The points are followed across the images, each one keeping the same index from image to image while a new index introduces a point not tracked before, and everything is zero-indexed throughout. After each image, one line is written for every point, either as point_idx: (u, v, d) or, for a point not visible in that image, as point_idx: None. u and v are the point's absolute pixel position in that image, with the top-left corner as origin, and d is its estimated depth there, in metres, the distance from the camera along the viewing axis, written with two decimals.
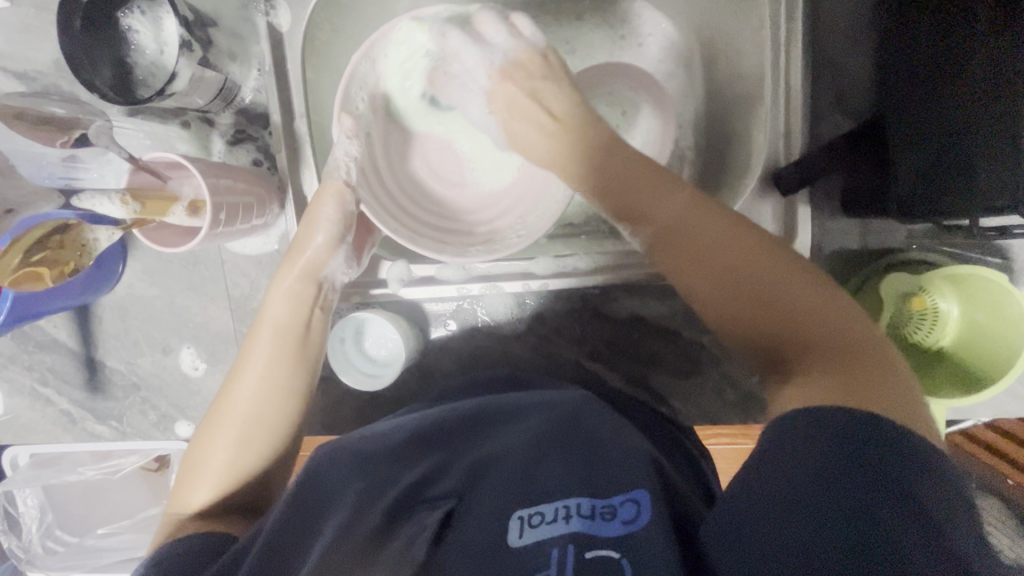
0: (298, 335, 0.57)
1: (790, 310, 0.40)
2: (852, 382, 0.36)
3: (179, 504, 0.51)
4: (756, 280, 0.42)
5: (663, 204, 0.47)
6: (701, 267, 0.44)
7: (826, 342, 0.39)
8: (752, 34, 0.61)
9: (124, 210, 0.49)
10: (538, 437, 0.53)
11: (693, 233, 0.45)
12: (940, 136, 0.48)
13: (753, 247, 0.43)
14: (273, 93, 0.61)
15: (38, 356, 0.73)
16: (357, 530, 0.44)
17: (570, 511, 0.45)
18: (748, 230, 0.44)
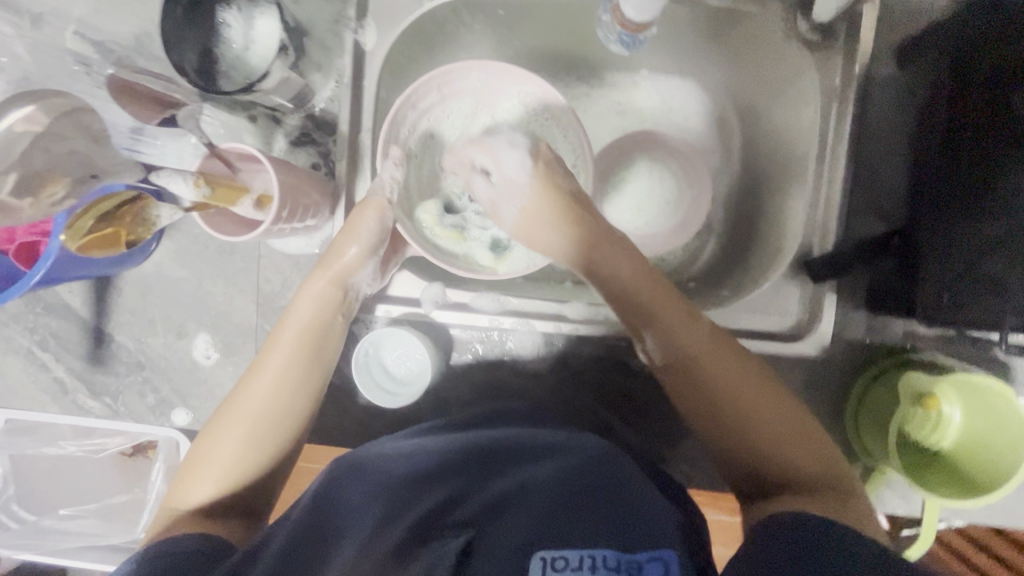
0: (320, 335, 0.57)
1: (739, 414, 0.50)
2: (805, 500, 0.45)
3: (177, 497, 0.51)
4: (722, 399, 0.51)
5: (689, 343, 0.53)
6: (722, 411, 0.51)
7: (794, 464, 0.48)
8: (797, 126, 0.65)
9: (194, 193, 0.50)
10: (566, 480, 0.52)
11: (728, 384, 0.51)
12: (966, 255, 0.52)
13: (755, 395, 0.50)
14: (346, 105, 0.63)
15: (44, 319, 0.71)
16: (382, 544, 0.47)
17: (596, 561, 0.46)
18: (725, 346, 0.53)
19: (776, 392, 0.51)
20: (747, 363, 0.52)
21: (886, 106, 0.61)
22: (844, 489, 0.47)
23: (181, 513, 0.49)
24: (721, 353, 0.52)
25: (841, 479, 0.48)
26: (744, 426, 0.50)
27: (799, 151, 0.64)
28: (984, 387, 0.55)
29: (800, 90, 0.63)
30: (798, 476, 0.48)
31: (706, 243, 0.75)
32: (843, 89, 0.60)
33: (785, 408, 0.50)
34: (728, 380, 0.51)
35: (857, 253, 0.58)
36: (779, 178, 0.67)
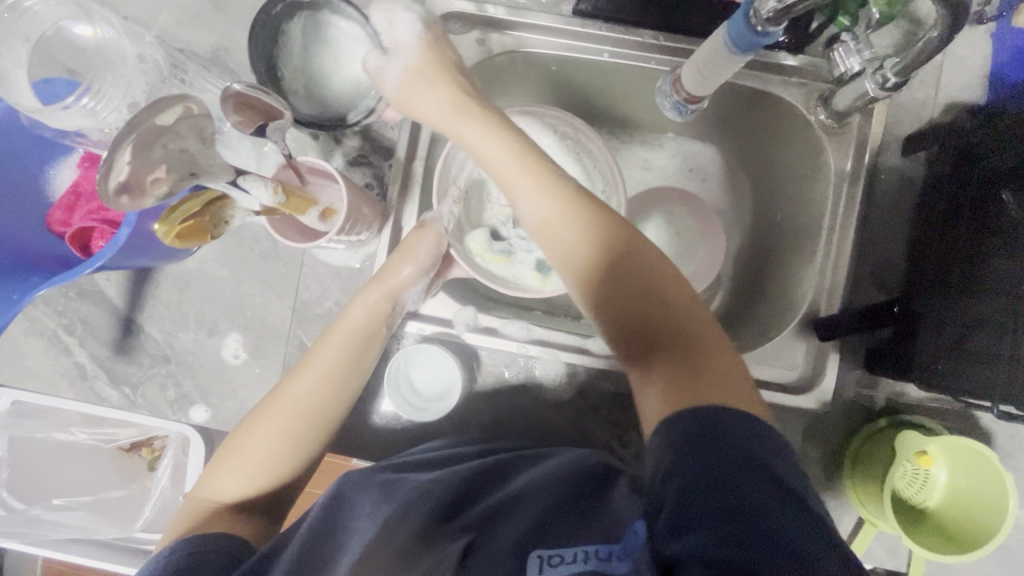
0: (365, 344, 0.60)
1: (666, 317, 0.52)
2: (679, 376, 0.49)
3: (210, 488, 0.52)
4: (653, 296, 0.53)
5: (573, 247, 0.55)
6: (631, 318, 0.53)
7: (686, 348, 0.51)
8: (809, 198, 0.71)
9: (271, 199, 0.52)
10: (559, 479, 0.52)
11: (643, 269, 0.54)
12: (956, 328, 0.58)
13: (669, 294, 0.53)
14: (405, 134, 0.68)
15: (75, 303, 0.72)
16: (395, 537, 0.47)
17: (588, 554, 0.44)
18: (649, 254, 0.54)
19: (675, 290, 0.53)
20: (666, 268, 0.54)
21: (890, 188, 0.69)
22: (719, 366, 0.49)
23: (215, 506, 0.51)
24: (619, 232, 0.54)
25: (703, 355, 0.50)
26: (665, 321, 0.52)
27: (809, 220, 0.71)
28: (984, 458, 0.59)
29: (814, 166, 0.70)
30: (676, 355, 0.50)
31: (716, 295, 0.81)
32: (852, 171, 0.68)
33: (669, 297, 0.53)
34: (669, 290, 0.53)
35: (861, 318, 0.64)
36: (790, 243, 0.73)
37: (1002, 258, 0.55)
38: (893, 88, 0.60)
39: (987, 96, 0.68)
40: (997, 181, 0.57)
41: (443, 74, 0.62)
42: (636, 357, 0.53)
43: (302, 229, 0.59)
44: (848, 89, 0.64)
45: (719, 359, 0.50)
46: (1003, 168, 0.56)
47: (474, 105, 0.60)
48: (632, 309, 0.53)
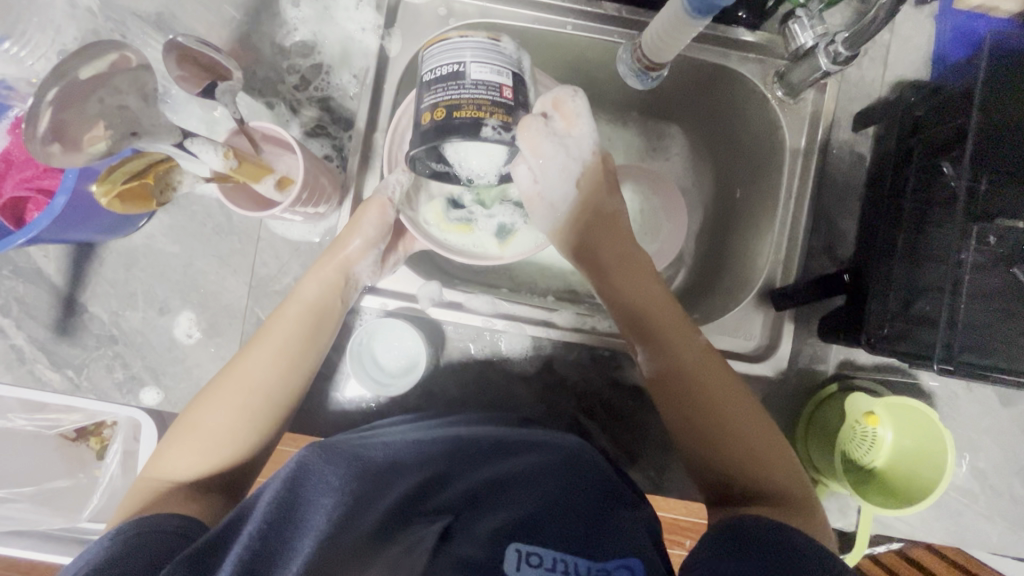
0: (321, 316, 0.58)
1: (742, 442, 0.55)
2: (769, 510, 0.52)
3: (162, 469, 0.50)
4: (726, 422, 0.56)
5: (715, 381, 0.57)
6: (724, 437, 0.56)
7: (769, 486, 0.54)
8: (767, 173, 0.73)
9: (222, 163, 0.50)
10: (547, 473, 0.53)
11: (661, 329, 0.60)
12: (902, 295, 0.61)
13: (755, 423, 0.56)
14: (365, 104, 0.66)
15: (9, 282, 0.68)
16: (359, 527, 0.42)
17: (568, 566, 0.47)
18: (734, 382, 0.58)
19: (756, 422, 0.56)
20: (745, 396, 0.57)
21: (844, 164, 0.71)
22: (806, 507, 0.53)
23: (168, 486, 0.48)
24: (593, 238, 0.63)
25: (787, 496, 0.53)
26: (745, 445, 0.55)
27: (766, 196, 0.73)
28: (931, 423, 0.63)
29: (771, 142, 0.72)
30: (758, 489, 0.54)
31: (677, 272, 0.82)
32: (806, 148, 0.70)
33: (758, 432, 0.56)
34: (749, 419, 0.56)
35: (815, 288, 0.66)
36: (749, 218, 0.75)
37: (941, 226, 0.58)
38: (845, 63, 0.62)
39: (931, 75, 0.71)
40: (938, 152, 0.60)
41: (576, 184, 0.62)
42: (718, 475, 0.56)
43: (256, 198, 0.57)
44: (802, 65, 0.66)
45: (797, 487, 0.54)
46: (946, 140, 0.59)
47: (607, 216, 0.63)
48: (708, 429, 0.56)
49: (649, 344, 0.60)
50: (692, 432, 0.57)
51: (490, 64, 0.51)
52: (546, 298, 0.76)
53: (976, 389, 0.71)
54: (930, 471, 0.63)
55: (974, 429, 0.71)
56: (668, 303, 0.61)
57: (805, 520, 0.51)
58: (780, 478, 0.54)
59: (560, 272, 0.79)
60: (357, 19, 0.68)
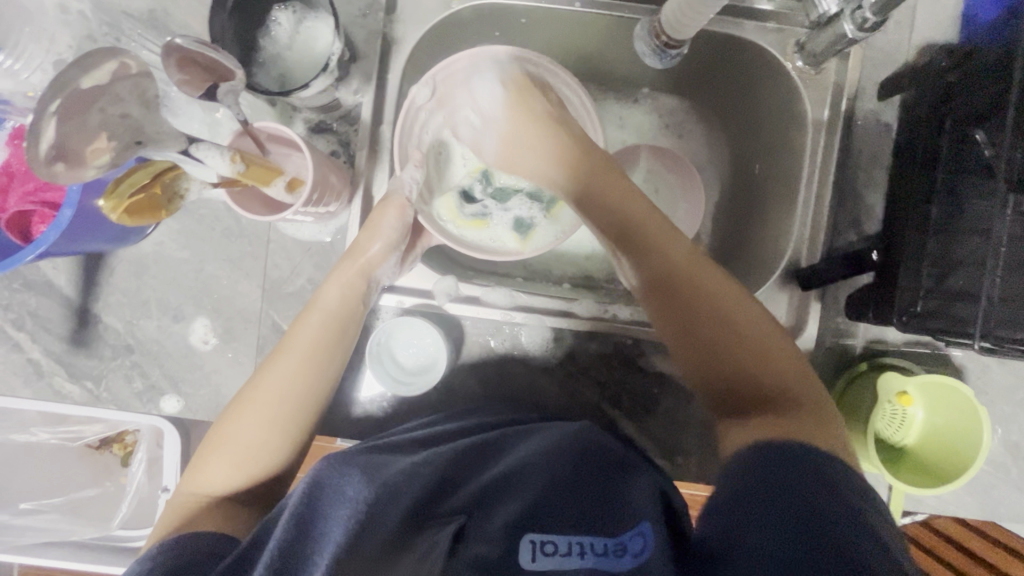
0: (345, 323, 0.56)
1: (739, 345, 0.52)
2: (763, 423, 0.48)
3: (196, 484, 0.49)
4: (712, 312, 0.54)
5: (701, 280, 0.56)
6: (705, 324, 0.54)
7: (770, 391, 0.50)
8: (789, 147, 0.71)
9: (229, 168, 0.48)
10: (554, 459, 0.56)
11: (625, 224, 0.59)
12: (938, 271, 0.59)
13: (748, 321, 0.53)
14: (371, 96, 0.64)
15: (21, 296, 0.67)
16: (379, 531, 0.43)
17: (584, 547, 0.49)
18: (722, 280, 0.56)
19: (750, 313, 0.54)
20: (734, 292, 0.55)
21: (871, 134, 0.68)
22: (807, 406, 0.49)
23: (202, 500, 0.48)
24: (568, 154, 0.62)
25: (780, 394, 0.50)
26: (744, 353, 0.52)
27: (788, 172, 0.70)
28: (964, 400, 0.61)
29: (790, 115, 0.70)
30: (763, 398, 0.50)
31: (696, 253, 0.81)
32: (829, 119, 0.67)
33: (762, 339, 0.53)
34: (742, 321, 0.53)
35: (841, 267, 0.64)
36: (771, 197, 0.73)
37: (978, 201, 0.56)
38: (872, 28, 0.59)
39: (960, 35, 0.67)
40: (974, 119, 0.57)
41: (540, 133, 0.64)
42: (723, 394, 0.52)
43: (267, 201, 0.55)
44: (824, 31, 0.63)
45: (800, 391, 0.50)
46: (983, 106, 0.56)
47: (586, 154, 0.62)
48: (696, 337, 0.54)
49: (634, 251, 0.59)
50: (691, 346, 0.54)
51: None
52: (563, 287, 0.74)
53: (1009, 361, 0.69)
54: (961, 451, 0.61)
55: (1007, 403, 0.70)
56: (644, 207, 0.59)
57: (799, 416, 0.47)
58: (779, 383, 0.50)
59: (575, 259, 0.77)
60: (357, 6, 0.66)
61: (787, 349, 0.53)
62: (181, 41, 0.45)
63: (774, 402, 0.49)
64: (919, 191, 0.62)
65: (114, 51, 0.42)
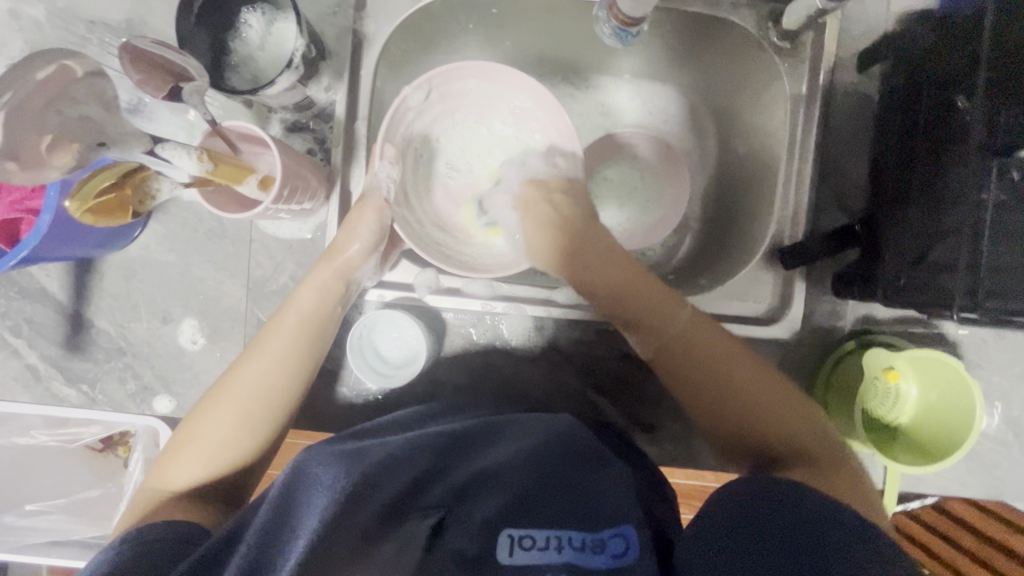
0: (319, 324, 0.57)
1: (754, 408, 0.53)
2: (816, 474, 0.50)
3: (163, 477, 0.50)
4: (732, 382, 0.54)
5: (710, 352, 0.56)
6: (723, 398, 0.54)
7: (794, 449, 0.52)
8: (770, 126, 0.69)
9: (197, 167, 0.48)
10: (539, 456, 0.54)
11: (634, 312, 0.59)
12: (919, 246, 0.58)
13: (747, 380, 0.54)
14: (344, 93, 0.64)
15: (17, 303, 0.69)
16: (355, 522, 0.42)
17: (562, 542, 0.49)
18: (725, 342, 0.56)
19: (767, 377, 0.55)
20: (743, 355, 0.55)
21: (850, 109, 0.67)
22: (831, 464, 0.51)
23: (167, 493, 0.49)
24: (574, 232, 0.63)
25: (808, 453, 0.52)
26: (765, 418, 0.53)
27: (771, 151, 0.69)
28: (956, 376, 0.59)
29: (770, 93, 0.68)
30: (790, 457, 0.52)
31: (683, 238, 0.80)
32: (809, 94, 0.66)
33: (776, 395, 0.54)
34: (755, 386, 0.54)
35: (824, 243, 0.64)
36: (755, 177, 0.71)
37: (956, 171, 0.54)
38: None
39: None
40: (950, 86, 0.55)
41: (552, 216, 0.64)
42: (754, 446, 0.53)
43: (242, 200, 0.56)
44: (798, 3, 0.62)
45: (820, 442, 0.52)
46: (957, 72, 0.54)
47: (593, 239, 0.63)
48: (720, 411, 0.54)
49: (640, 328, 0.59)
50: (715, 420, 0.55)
51: None
52: (548, 276, 0.74)
53: (1007, 336, 0.67)
54: (954, 428, 0.60)
55: (1006, 378, 0.67)
56: (641, 278, 0.60)
57: (828, 478, 0.50)
58: (801, 438, 0.52)
59: None
60: (326, 5, 0.66)
61: (794, 407, 0.54)
62: (135, 40, 0.47)
63: (810, 459, 0.51)
64: (900, 164, 0.61)
65: (62, 52, 0.44)
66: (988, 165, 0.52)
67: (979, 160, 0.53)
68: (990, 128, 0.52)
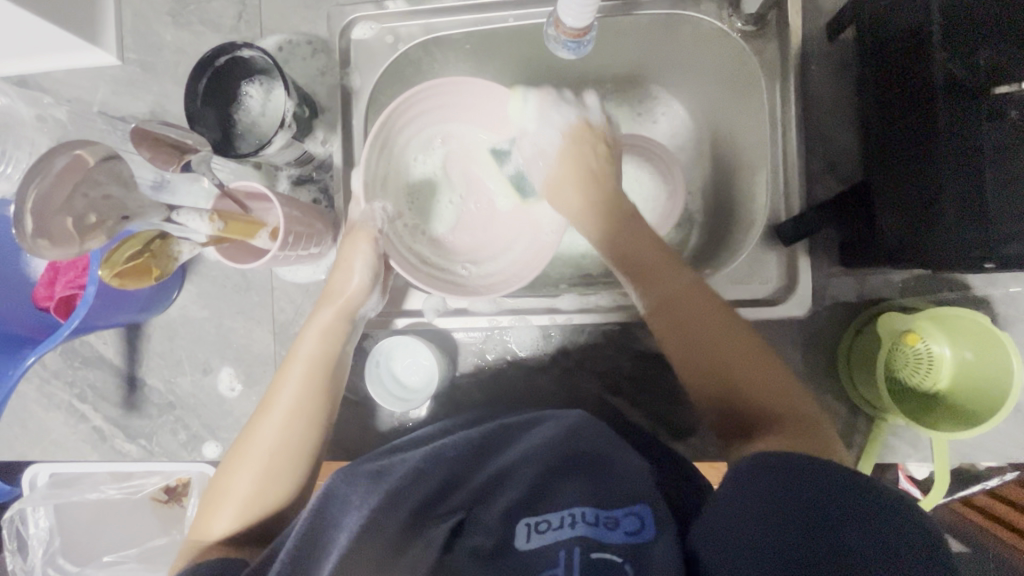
0: (329, 367, 0.59)
1: (743, 370, 0.54)
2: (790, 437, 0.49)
3: (203, 530, 0.53)
4: (718, 341, 0.55)
5: (728, 340, 0.55)
6: (713, 352, 0.55)
7: (775, 409, 0.52)
8: (753, 107, 0.69)
9: (209, 227, 0.54)
10: (553, 456, 0.54)
11: (639, 255, 0.61)
12: (914, 203, 0.56)
13: (741, 340, 0.55)
14: (339, 143, 0.70)
15: (81, 372, 0.77)
16: (384, 530, 0.45)
17: (575, 518, 0.48)
18: (714, 299, 0.58)
19: (752, 342, 0.55)
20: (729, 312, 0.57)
21: (826, 81, 0.67)
22: (812, 427, 0.51)
23: (204, 545, 0.52)
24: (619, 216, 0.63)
25: (787, 414, 0.52)
26: (750, 377, 0.54)
27: (755, 131, 0.69)
28: (992, 333, 0.56)
29: (747, 76, 0.69)
30: (769, 414, 0.52)
31: (689, 232, 0.78)
32: (783, 68, 0.66)
33: (762, 364, 0.55)
34: (737, 340, 0.55)
35: (820, 211, 0.62)
36: (746, 160, 0.71)
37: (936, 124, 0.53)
38: None
39: None
40: (911, 42, 0.55)
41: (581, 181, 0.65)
42: (737, 412, 0.54)
43: (253, 251, 0.61)
44: None
45: (801, 402, 0.53)
46: (909, 29, 0.55)
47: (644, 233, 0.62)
48: (707, 363, 0.55)
49: (638, 281, 0.60)
50: (714, 393, 0.55)
51: (245, 46, 0.65)
52: (558, 288, 0.74)
53: None
54: (1000, 387, 0.56)
55: None
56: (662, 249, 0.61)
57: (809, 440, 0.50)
58: (780, 399, 0.53)
59: (573, 259, 0.77)
60: (315, 68, 0.73)
61: (780, 372, 0.55)
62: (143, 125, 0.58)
63: (777, 416, 0.52)
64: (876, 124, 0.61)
65: (72, 144, 0.48)
66: (964, 115, 0.52)
67: (949, 112, 0.53)
68: (961, 75, 0.52)
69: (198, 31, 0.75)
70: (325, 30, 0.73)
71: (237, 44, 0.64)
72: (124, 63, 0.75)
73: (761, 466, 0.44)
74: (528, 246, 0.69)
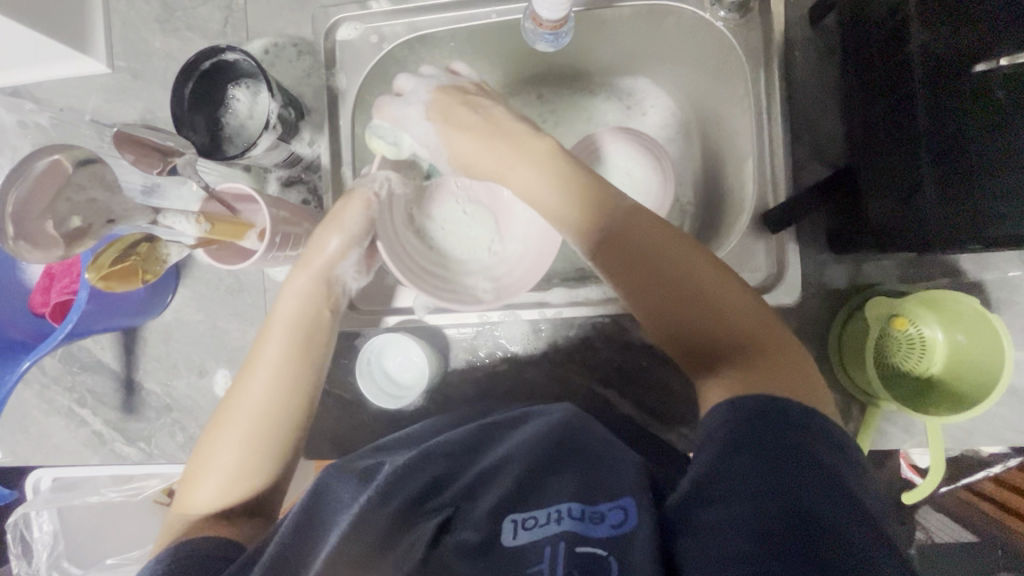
0: (307, 334, 0.60)
1: (705, 302, 0.52)
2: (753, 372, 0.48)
3: (186, 504, 0.54)
4: (678, 273, 0.53)
5: (688, 269, 0.53)
6: (673, 284, 0.53)
7: (736, 340, 0.51)
8: (738, 95, 0.69)
9: (196, 229, 0.55)
10: (539, 450, 0.54)
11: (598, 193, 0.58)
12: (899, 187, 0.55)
13: (702, 270, 0.53)
14: (326, 143, 0.70)
15: (80, 377, 0.78)
16: (377, 524, 0.44)
17: (562, 513, 0.46)
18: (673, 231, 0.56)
19: (714, 273, 0.53)
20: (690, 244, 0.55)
21: (811, 67, 0.67)
22: (778, 358, 0.49)
23: (187, 520, 0.52)
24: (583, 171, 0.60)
25: (752, 347, 0.50)
26: (714, 309, 0.52)
27: (742, 119, 0.69)
28: (985, 316, 0.55)
29: (732, 65, 0.68)
30: (732, 348, 0.50)
31: (680, 223, 0.78)
32: (766, 55, 0.66)
33: (727, 294, 0.53)
34: (698, 270, 0.53)
35: (813, 194, 0.60)
36: (733, 148, 0.71)
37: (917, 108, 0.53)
38: None
39: None
40: (889, 30, 0.55)
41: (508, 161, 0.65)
42: (699, 344, 0.52)
43: (242, 251, 0.61)
44: None
45: (768, 334, 0.51)
46: (886, 19, 0.55)
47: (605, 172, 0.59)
48: (667, 297, 0.53)
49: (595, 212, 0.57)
50: (676, 327, 0.53)
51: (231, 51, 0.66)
52: (550, 282, 0.74)
53: None
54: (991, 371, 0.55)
55: None
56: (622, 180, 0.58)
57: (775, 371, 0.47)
58: (746, 331, 0.51)
59: (563, 253, 0.77)
60: (301, 70, 0.74)
61: (745, 301, 0.53)
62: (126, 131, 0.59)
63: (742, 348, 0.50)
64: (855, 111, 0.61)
65: (53, 148, 0.50)
66: (946, 99, 0.53)
67: (930, 98, 0.53)
68: (939, 61, 0.53)
69: (186, 37, 0.75)
70: (311, 32, 0.73)
71: (221, 48, 0.65)
72: (114, 71, 0.76)
73: (745, 448, 0.42)
74: (539, 236, 0.68)
